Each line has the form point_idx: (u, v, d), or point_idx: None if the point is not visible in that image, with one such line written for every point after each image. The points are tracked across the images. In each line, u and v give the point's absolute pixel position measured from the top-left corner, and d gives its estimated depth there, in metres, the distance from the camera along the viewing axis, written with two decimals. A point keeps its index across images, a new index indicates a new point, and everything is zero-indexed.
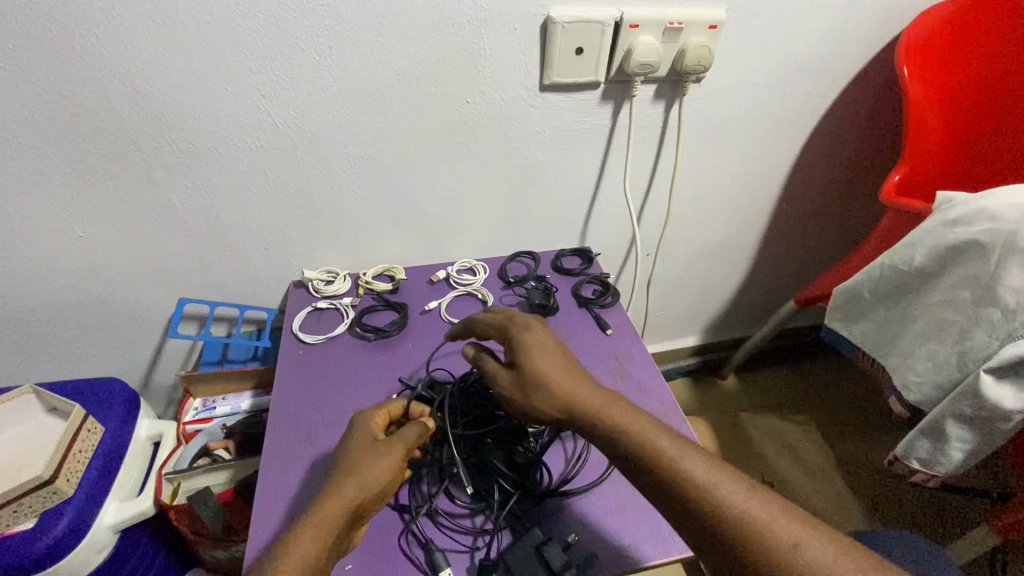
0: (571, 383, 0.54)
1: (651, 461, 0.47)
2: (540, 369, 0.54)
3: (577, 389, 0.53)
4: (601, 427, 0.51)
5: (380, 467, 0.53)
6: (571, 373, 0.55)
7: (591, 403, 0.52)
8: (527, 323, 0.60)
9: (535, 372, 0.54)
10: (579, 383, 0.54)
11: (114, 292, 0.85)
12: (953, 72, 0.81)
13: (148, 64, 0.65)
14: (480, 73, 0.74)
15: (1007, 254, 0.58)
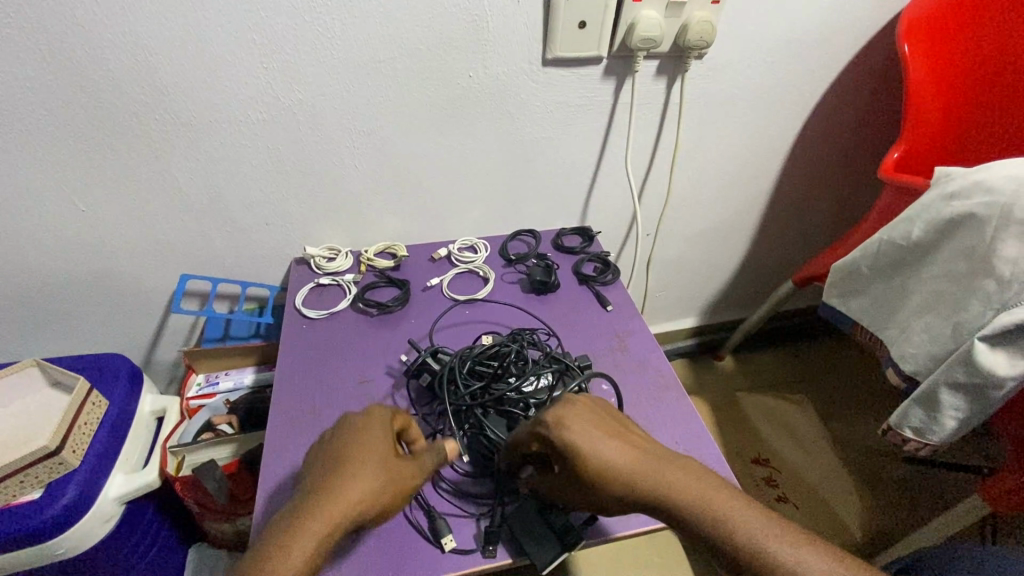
0: (646, 488, 0.48)
1: (749, 562, 0.43)
2: (609, 479, 0.48)
3: (652, 493, 0.48)
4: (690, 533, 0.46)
5: (387, 467, 0.50)
6: (640, 477, 0.48)
7: (650, 489, 0.48)
8: (565, 414, 0.51)
9: (604, 487, 0.49)
10: (651, 488, 0.48)
11: (116, 267, 0.85)
12: (953, 49, 0.81)
13: (150, 33, 0.64)
14: (483, 47, 0.74)
15: (1003, 225, 0.59)
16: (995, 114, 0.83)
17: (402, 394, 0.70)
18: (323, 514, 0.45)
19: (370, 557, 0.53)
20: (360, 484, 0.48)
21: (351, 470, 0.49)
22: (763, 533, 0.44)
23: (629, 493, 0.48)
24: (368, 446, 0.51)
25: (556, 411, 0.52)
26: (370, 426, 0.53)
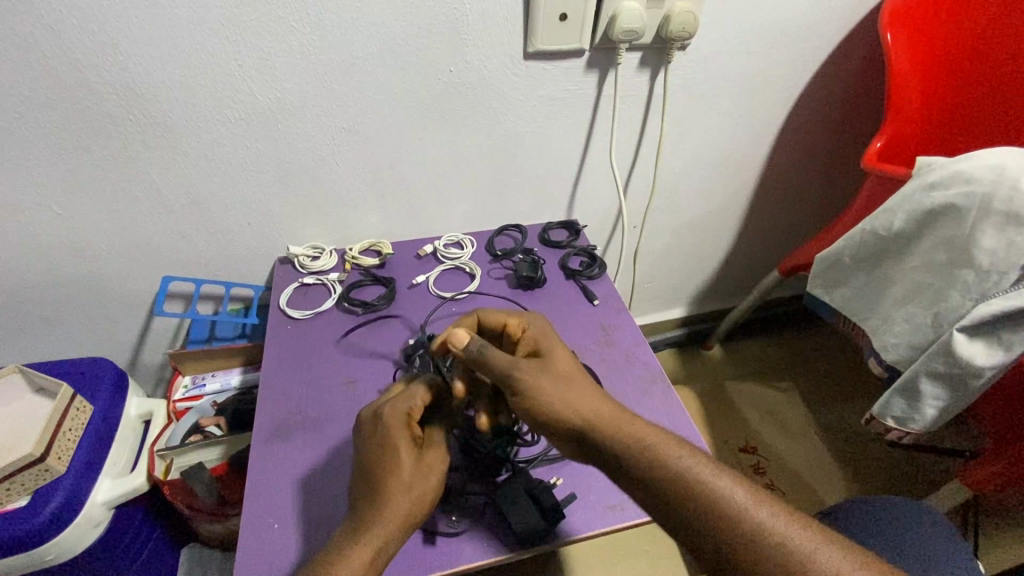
0: (607, 415, 0.48)
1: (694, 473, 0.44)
2: (562, 395, 0.49)
3: (606, 416, 0.48)
4: (635, 460, 0.45)
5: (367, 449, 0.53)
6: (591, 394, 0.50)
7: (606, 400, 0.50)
8: (542, 340, 0.56)
9: (560, 401, 0.49)
10: (604, 411, 0.48)
11: (96, 271, 0.84)
12: (935, 36, 0.81)
13: (120, 32, 0.63)
14: (462, 40, 0.73)
15: (982, 216, 0.60)
16: (974, 97, 0.84)
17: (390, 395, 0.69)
18: (379, 538, 0.47)
19: None
20: (410, 508, 0.49)
21: (397, 487, 0.50)
22: (706, 466, 0.44)
23: (586, 414, 0.48)
24: (407, 458, 0.51)
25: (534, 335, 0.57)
26: (405, 434, 0.53)
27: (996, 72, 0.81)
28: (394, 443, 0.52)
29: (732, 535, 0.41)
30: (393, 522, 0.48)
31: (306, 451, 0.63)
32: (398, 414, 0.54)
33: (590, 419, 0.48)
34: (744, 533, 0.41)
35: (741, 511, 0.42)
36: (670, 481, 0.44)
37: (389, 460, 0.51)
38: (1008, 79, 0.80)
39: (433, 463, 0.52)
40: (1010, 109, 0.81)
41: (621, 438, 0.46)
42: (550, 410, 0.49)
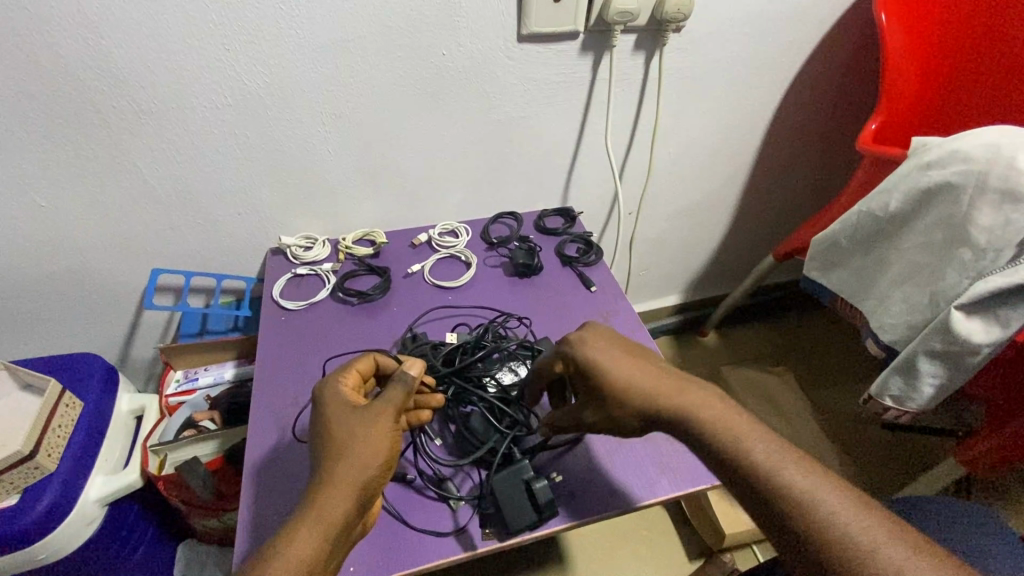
0: (673, 407, 0.50)
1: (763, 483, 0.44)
2: (633, 390, 0.51)
3: (680, 405, 0.50)
4: (707, 448, 0.47)
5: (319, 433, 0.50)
6: (662, 387, 0.51)
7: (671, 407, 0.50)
8: (583, 343, 0.55)
9: (629, 397, 0.51)
10: (678, 401, 0.50)
11: (83, 264, 0.82)
12: (928, 17, 0.81)
13: (101, 16, 0.61)
14: (454, 23, 0.71)
15: (978, 194, 0.60)
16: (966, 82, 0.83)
17: None
18: (309, 519, 0.44)
19: (372, 551, 0.53)
20: (341, 484, 0.46)
21: (326, 465, 0.47)
22: (778, 466, 0.44)
23: (656, 408, 0.50)
24: (336, 433, 0.49)
25: (575, 338, 0.56)
26: (336, 411, 0.50)
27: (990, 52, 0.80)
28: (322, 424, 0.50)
29: (796, 522, 0.42)
30: (324, 501, 0.45)
31: (301, 445, 0.61)
32: (328, 395, 0.52)
33: (666, 409, 0.50)
34: (809, 519, 0.42)
35: (804, 499, 0.42)
36: (739, 474, 0.46)
37: (323, 440, 0.49)
38: (1001, 63, 0.80)
39: (365, 432, 0.48)
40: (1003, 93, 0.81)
41: (695, 427, 0.48)
42: (622, 407, 0.51)
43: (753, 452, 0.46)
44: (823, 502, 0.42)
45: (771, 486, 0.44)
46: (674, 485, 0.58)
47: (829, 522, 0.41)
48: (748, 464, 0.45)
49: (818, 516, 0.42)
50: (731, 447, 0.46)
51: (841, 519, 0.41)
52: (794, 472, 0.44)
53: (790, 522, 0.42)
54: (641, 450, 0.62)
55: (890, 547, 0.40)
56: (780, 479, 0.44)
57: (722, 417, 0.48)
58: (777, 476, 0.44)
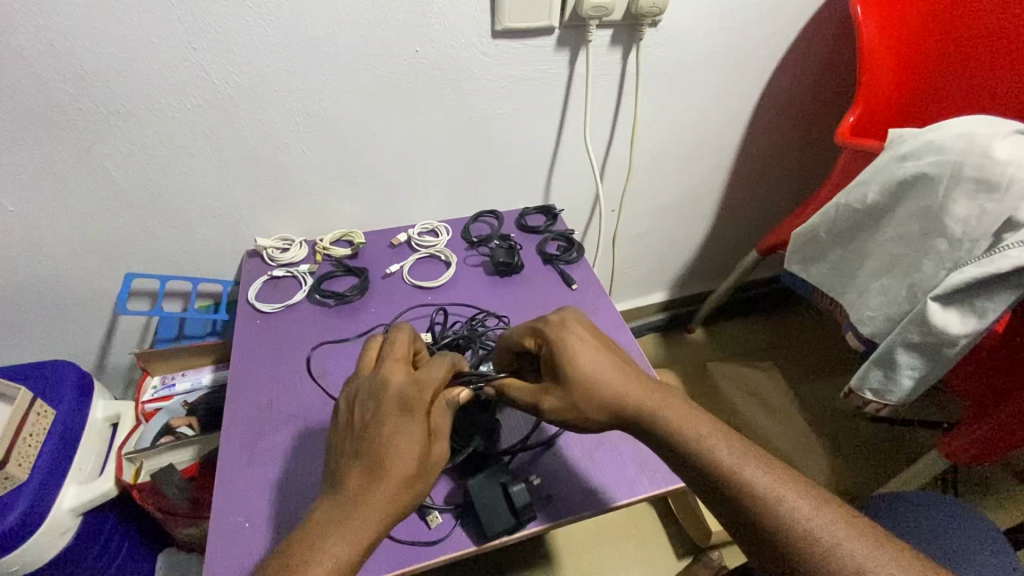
0: (637, 401, 0.50)
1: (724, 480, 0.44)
2: (598, 379, 0.51)
3: (645, 405, 0.49)
4: (667, 442, 0.47)
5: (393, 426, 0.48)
6: (630, 385, 0.51)
7: (636, 399, 0.50)
8: (553, 333, 0.54)
9: (594, 393, 0.50)
10: (645, 401, 0.49)
11: (54, 269, 0.80)
12: (903, 11, 0.81)
13: (62, 14, 0.59)
14: (428, 19, 0.70)
15: (954, 184, 0.60)
16: (943, 79, 0.84)
17: None
18: (380, 508, 0.44)
19: None
20: (419, 477, 0.46)
21: (406, 451, 0.46)
22: (742, 466, 0.44)
23: (620, 400, 0.50)
24: (418, 421, 0.48)
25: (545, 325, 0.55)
26: (405, 412, 0.48)
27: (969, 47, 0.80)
28: (401, 406, 0.49)
29: (757, 526, 0.42)
30: (398, 491, 0.45)
31: (275, 450, 0.60)
32: (424, 377, 0.51)
33: (632, 407, 0.49)
34: (770, 523, 0.41)
35: (766, 502, 0.42)
36: (700, 471, 0.45)
37: (402, 425, 0.48)
38: (975, 61, 0.80)
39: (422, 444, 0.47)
40: (979, 91, 0.81)
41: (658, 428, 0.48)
42: (586, 403, 0.50)
43: (716, 454, 0.45)
44: (785, 500, 0.42)
45: (732, 490, 0.43)
46: (654, 484, 0.57)
47: (789, 524, 0.41)
48: (711, 468, 0.45)
49: (779, 519, 0.41)
50: (694, 450, 0.46)
51: (803, 520, 0.41)
52: (756, 474, 0.43)
53: (751, 524, 0.42)
54: (623, 450, 0.61)
55: (852, 543, 0.39)
56: (743, 482, 0.43)
57: (683, 418, 0.48)
58: (740, 480, 0.43)
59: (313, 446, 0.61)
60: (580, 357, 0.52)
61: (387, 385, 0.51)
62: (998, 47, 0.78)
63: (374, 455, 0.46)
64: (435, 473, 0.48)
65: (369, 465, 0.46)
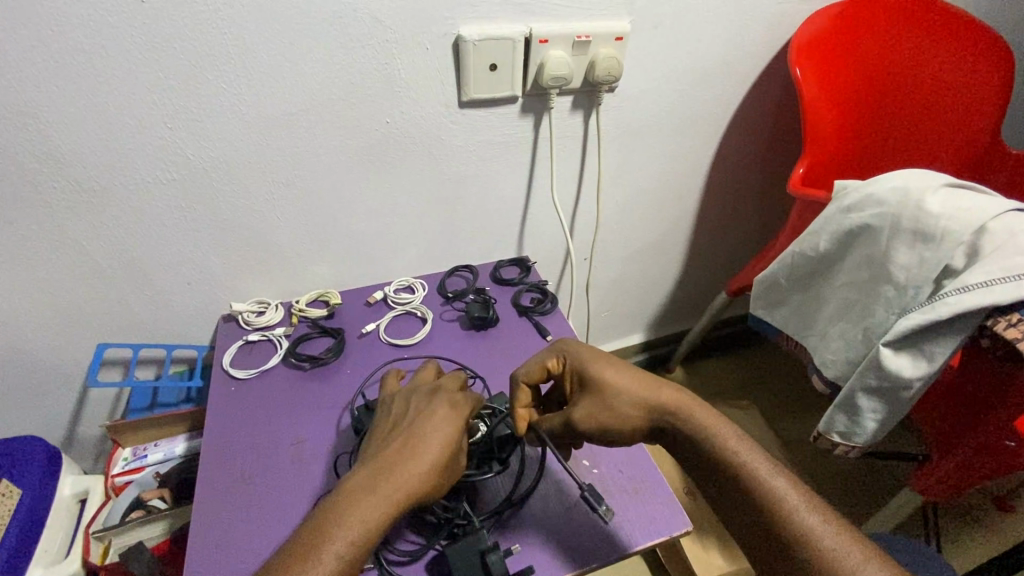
0: (681, 413, 0.54)
1: (753, 490, 0.48)
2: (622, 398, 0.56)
3: (683, 411, 0.54)
4: (704, 447, 0.52)
5: (441, 413, 0.55)
6: (667, 393, 0.56)
7: (677, 411, 0.55)
8: (586, 351, 0.60)
9: (631, 403, 0.56)
10: (686, 411, 0.54)
11: (22, 344, 0.79)
12: (837, 72, 0.89)
13: (38, 102, 0.61)
14: (395, 93, 0.74)
15: (894, 235, 0.64)
16: (872, 136, 0.95)
17: (345, 455, 0.66)
18: (412, 491, 0.48)
19: None
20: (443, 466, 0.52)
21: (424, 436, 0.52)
22: (782, 484, 0.48)
23: (661, 409, 0.55)
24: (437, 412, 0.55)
25: (573, 346, 0.61)
26: (444, 407, 0.56)
27: (883, 102, 0.92)
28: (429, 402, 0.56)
29: (786, 539, 0.45)
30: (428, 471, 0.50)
31: (250, 525, 0.59)
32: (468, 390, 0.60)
33: (668, 411, 0.55)
34: (794, 537, 0.45)
35: (798, 517, 0.46)
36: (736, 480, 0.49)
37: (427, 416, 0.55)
38: (890, 113, 0.93)
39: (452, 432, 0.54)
40: (897, 145, 0.95)
41: (695, 433, 0.53)
42: (623, 408, 0.55)
43: (752, 464, 0.50)
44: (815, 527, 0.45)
45: (767, 501, 0.47)
46: (634, 539, 0.58)
47: (818, 542, 0.44)
48: (743, 475, 0.49)
49: (807, 535, 0.45)
50: (736, 460, 0.50)
51: (828, 541, 0.44)
52: (788, 490, 0.48)
53: (778, 534, 0.46)
54: (601, 505, 0.61)
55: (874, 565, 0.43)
56: (776, 495, 0.47)
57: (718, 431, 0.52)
58: (775, 494, 0.47)
59: (290, 517, 0.60)
60: (614, 377, 0.57)
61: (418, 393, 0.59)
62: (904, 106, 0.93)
63: (415, 434, 0.53)
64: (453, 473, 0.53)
65: (396, 448, 0.51)
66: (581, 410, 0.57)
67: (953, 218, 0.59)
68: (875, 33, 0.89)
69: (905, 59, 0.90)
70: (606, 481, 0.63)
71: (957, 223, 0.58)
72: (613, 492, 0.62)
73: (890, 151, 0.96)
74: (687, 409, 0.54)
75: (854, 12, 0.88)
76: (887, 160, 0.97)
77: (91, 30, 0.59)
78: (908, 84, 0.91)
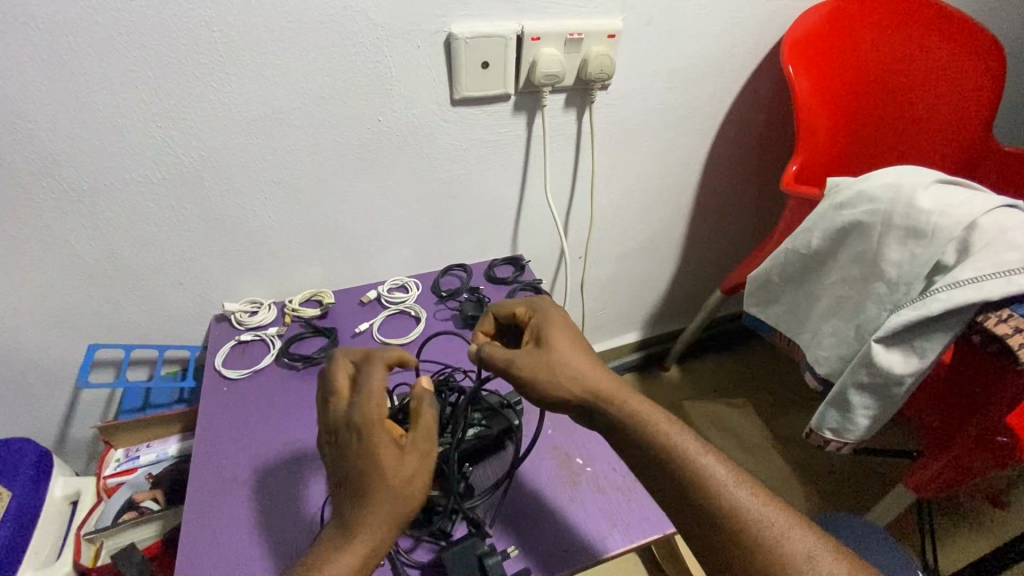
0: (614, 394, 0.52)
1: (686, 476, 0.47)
2: (567, 367, 0.53)
3: (619, 391, 0.52)
4: (638, 433, 0.50)
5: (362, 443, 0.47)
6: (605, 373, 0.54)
7: (614, 393, 0.52)
8: (550, 314, 0.58)
9: (574, 371, 0.53)
10: (619, 394, 0.52)
11: (13, 345, 0.79)
12: (829, 69, 0.89)
13: (26, 99, 0.61)
14: (388, 92, 0.74)
15: (886, 231, 0.64)
16: (866, 135, 0.96)
17: None
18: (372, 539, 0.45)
19: None
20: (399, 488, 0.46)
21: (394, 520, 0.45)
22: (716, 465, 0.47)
23: (596, 390, 0.52)
24: (409, 478, 0.47)
25: (545, 306, 0.60)
26: (367, 435, 0.47)
27: (874, 100, 0.93)
28: (394, 461, 0.47)
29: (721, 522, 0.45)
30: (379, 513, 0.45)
31: (241, 522, 0.59)
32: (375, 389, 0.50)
33: (605, 390, 0.52)
34: (728, 518, 0.45)
35: (725, 490, 0.46)
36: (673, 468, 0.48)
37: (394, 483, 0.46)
38: (881, 110, 0.94)
39: (392, 460, 0.47)
40: (888, 143, 0.96)
41: (628, 415, 0.51)
42: (563, 378, 0.53)
43: (681, 442, 0.49)
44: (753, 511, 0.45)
45: (697, 478, 0.46)
46: (626, 538, 0.58)
47: (743, 514, 0.45)
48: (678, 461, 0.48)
49: (734, 509, 0.45)
50: (665, 438, 0.49)
51: (762, 520, 0.44)
52: (719, 472, 0.47)
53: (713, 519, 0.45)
54: (593, 503, 0.61)
55: (798, 533, 0.44)
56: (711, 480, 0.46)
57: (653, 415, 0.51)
58: (710, 477, 0.46)
59: (279, 521, 0.59)
60: (562, 344, 0.54)
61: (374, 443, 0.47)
62: (895, 103, 0.93)
63: (351, 477, 0.47)
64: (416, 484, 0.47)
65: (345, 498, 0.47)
66: (527, 358, 0.54)
67: (944, 214, 0.59)
68: (867, 31, 0.89)
69: (898, 58, 0.90)
70: (599, 479, 0.63)
71: (948, 219, 0.59)
72: (605, 490, 0.62)
73: (881, 149, 0.96)
74: (621, 395, 0.52)
75: (846, 9, 0.88)
76: (879, 158, 0.97)
77: (78, 27, 0.58)
78: (899, 82, 0.92)
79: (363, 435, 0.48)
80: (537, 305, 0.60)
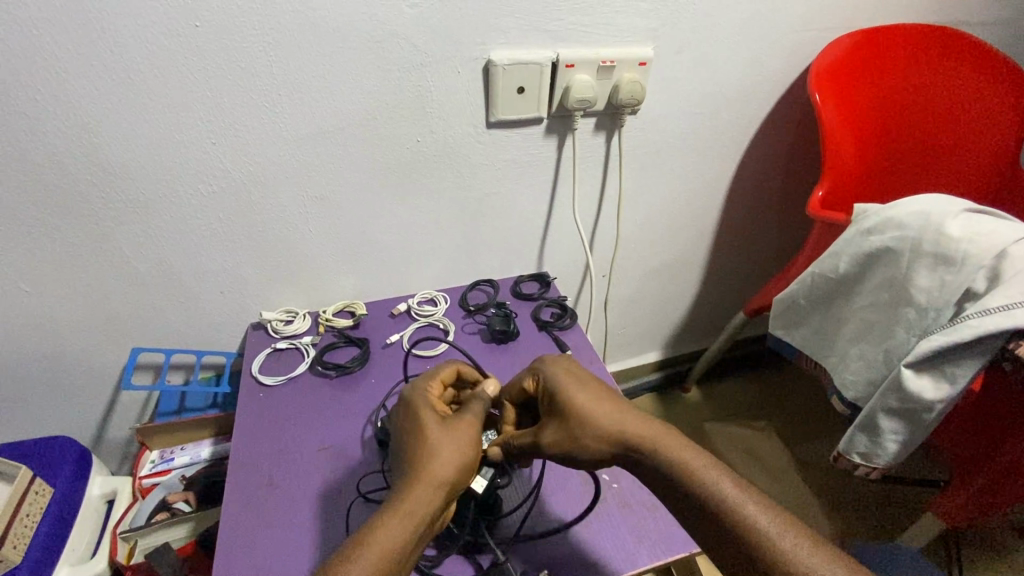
0: (647, 443, 0.54)
1: (727, 520, 0.48)
2: (590, 423, 0.56)
3: (658, 441, 0.54)
4: (676, 481, 0.52)
5: (416, 424, 0.56)
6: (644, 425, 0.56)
7: (647, 443, 0.54)
8: (557, 374, 0.61)
9: (596, 427, 0.56)
10: (658, 439, 0.54)
11: (62, 347, 0.83)
12: (855, 97, 0.90)
13: (95, 118, 0.65)
14: (427, 114, 0.77)
15: (915, 258, 0.64)
16: (892, 161, 0.96)
17: (371, 462, 0.68)
18: (416, 497, 0.49)
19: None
20: (441, 454, 0.52)
21: (439, 478, 0.51)
22: (756, 508, 0.48)
23: (626, 440, 0.55)
24: (454, 445, 0.53)
25: (551, 365, 0.63)
26: (422, 417, 0.57)
27: (901, 127, 0.94)
28: (442, 433, 0.54)
29: (763, 565, 0.46)
30: (425, 475, 0.51)
31: (279, 523, 0.61)
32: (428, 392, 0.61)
33: (634, 443, 0.55)
34: (770, 561, 0.46)
35: (768, 540, 0.46)
36: (715, 514, 0.49)
37: (436, 451, 0.52)
38: (906, 137, 0.95)
39: (438, 434, 0.54)
40: (915, 170, 0.97)
41: (662, 464, 0.53)
42: (588, 437, 0.56)
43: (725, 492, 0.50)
44: (800, 556, 0.45)
45: (744, 528, 0.47)
46: (653, 557, 0.58)
47: (793, 563, 0.45)
48: (717, 505, 0.49)
49: (779, 554, 0.45)
50: (710, 486, 0.50)
51: (806, 563, 0.45)
52: (759, 514, 0.48)
53: (757, 563, 0.46)
54: (620, 521, 0.61)
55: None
56: (752, 524, 0.47)
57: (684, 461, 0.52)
58: (748, 520, 0.47)
59: (316, 524, 0.61)
60: (577, 405, 0.57)
61: (427, 420, 0.56)
62: (921, 131, 0.94)
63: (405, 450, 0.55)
64: (459, 456, 0.53)
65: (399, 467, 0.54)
66: (551, 431, 0.57)
67: (974, 242, 0.60)
68: (893, 60, 0.91)
69: (924, 88, 0.92)
70: (626, 496, 0.64)
71: (977, 247, 0.59)
72: (632, 507, 0.63)
73: (907, 176, 0.97)
74: (654, 442, 0.54)
75: (873, 39, 0.89)
76: (905, 185, 0.98)
77: (147, 52, 0.63)
78: (925, 111, 0.93)
79: (418, 417, 0.57)
80: (540, 366, 0.63)
